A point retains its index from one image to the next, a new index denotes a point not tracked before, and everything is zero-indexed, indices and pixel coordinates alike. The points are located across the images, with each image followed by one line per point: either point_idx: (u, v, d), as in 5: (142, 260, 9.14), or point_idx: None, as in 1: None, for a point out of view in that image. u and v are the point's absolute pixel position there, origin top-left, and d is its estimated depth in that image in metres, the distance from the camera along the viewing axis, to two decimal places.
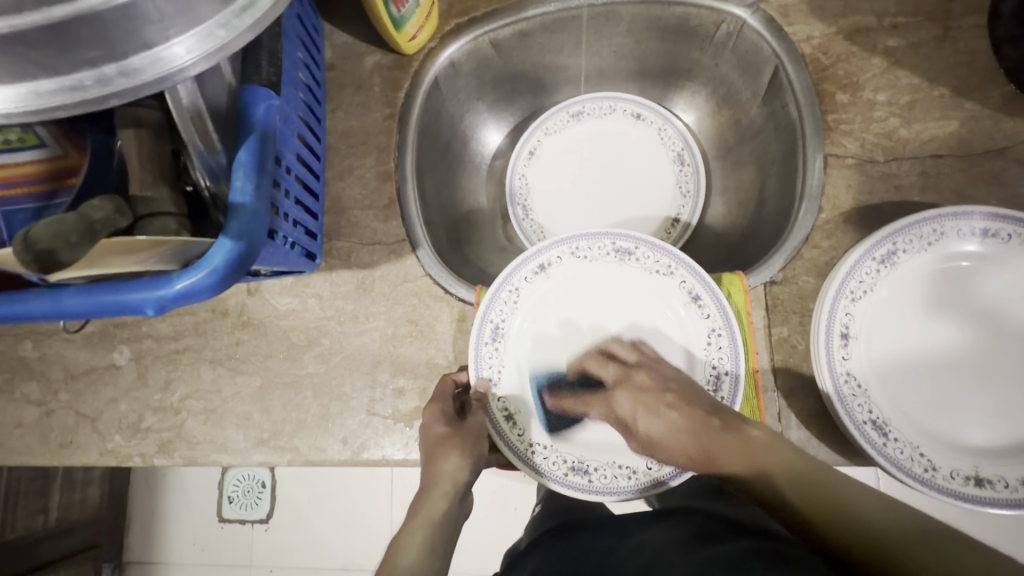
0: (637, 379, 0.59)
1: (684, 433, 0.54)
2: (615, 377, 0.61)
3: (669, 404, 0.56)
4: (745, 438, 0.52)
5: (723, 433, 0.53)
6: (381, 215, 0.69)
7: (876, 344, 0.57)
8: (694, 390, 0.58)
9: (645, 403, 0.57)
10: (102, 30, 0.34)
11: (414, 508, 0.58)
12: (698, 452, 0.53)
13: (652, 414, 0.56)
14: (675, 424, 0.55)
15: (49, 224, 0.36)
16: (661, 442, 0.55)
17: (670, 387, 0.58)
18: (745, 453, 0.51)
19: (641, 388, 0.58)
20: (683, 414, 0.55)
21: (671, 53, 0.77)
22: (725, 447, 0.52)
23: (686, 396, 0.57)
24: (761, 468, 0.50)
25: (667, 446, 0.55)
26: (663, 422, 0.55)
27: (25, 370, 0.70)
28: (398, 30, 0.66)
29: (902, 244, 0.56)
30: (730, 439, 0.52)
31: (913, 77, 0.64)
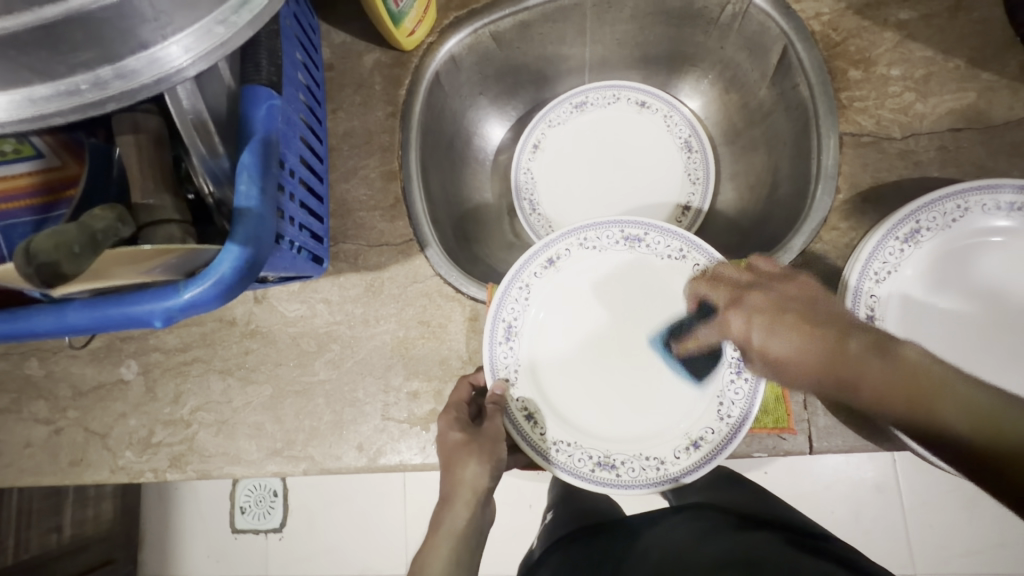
0: (752, 300, 0.48)
1: (814, 351, 0.43)
2: (730, 296, 0.51)
3: (792, 321, 0.44)
4: (900, 361, 0.40)
5: (868, 354, 0.41)
6: (387, 216, 0.68)
7: (904, 324, 0.55)
8: (830, 305, 0.46)
9: (764, 321, 0.46)
10: (96, 31, 0.33)
11: (435, 522, 0.57)
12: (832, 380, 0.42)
13: (771, 331, 0.45)
14: (800, 340, 0.43)
15: (49, 235, 0.34)
16: (789, 361, 0.44)
17: (797, 303, 0.46)
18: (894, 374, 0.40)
19: (759, 304, 0.47)
20: (813, 331, 0.43)
21: (675, 37, 0.76)
22: (873, 369, 0.40)
23: (812, 312, 0.45)
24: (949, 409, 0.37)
25: (796, 370, 0.44)
26: (790, 339, 0.44)
27: (32, 389, 0.69)
28: (395, 25, 0.65)
29: (926, 222, 0.54)
30: (875, 361, 0.41)
31: (927, 50, 0.62)
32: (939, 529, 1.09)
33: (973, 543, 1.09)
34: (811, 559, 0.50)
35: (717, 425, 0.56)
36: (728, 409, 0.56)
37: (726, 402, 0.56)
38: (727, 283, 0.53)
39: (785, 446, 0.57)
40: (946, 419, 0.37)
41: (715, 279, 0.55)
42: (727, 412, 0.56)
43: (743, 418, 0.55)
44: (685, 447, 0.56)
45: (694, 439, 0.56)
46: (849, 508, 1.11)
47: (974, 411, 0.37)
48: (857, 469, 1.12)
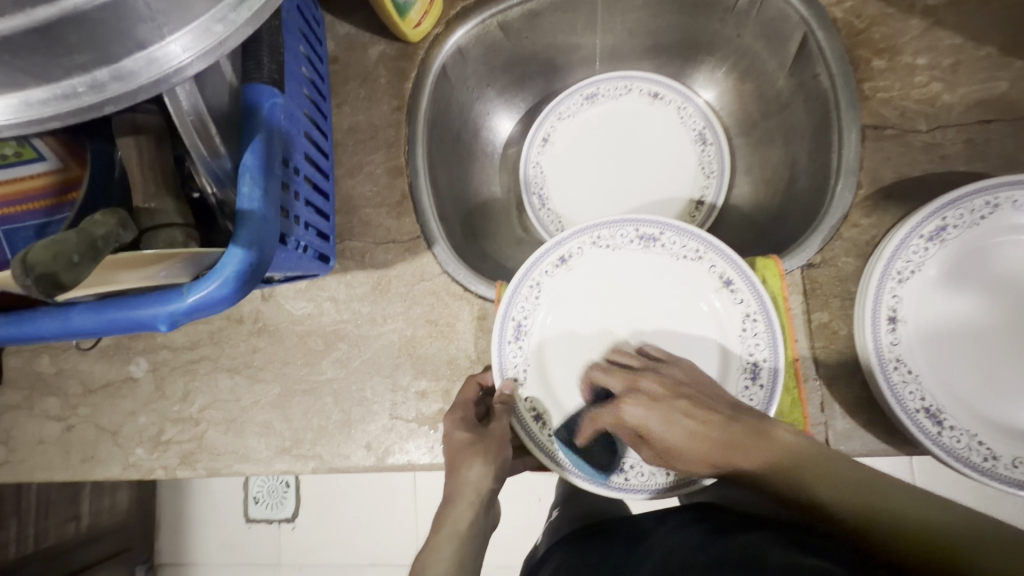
0: (646, 387, 0.52)
1: (703, 438, 0.48)
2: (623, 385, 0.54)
3: (684, 409, 0.50)
4: (774, 440, 0.47)
5: (754, 441, 0.48)
6: (394, 212, 0.67)
7: (927, 324, 0.53)
8: (709, 390, 0.53)
9: (659, 411, 0.50)
10: (91, 32, 0.31)
11: (439, 522, 0.56)
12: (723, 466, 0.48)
13: (667, 420, 0.49)
14: (690, 430, 0.49)
15: (45, 246, 0.32)
16: (682, 449, 0.49)
17: (683, 391, 0.52)
18: (776, 458, 0.47)
19: (653, 392, 0.52)
20: (703, 422, 0.49)
21: (689, 26, 0.73)
22: (758, 449, 0.47)
23: (699, 397, 0.51)
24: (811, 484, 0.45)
25: (685, 455, 0.49)
26: (681, 428, 0.49)
27: (44, 386, 0.69)
28: (401, 16, 0.63)
29: (953, 219, 0.52)
30: (755, 444, 0.47)
31: (956, 38, 0.59)
32: None
33: None
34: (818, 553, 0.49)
35: None
36: None
37: None
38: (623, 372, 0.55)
39: None
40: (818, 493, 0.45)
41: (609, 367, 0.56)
42: None
43: None
44: None
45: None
46: None
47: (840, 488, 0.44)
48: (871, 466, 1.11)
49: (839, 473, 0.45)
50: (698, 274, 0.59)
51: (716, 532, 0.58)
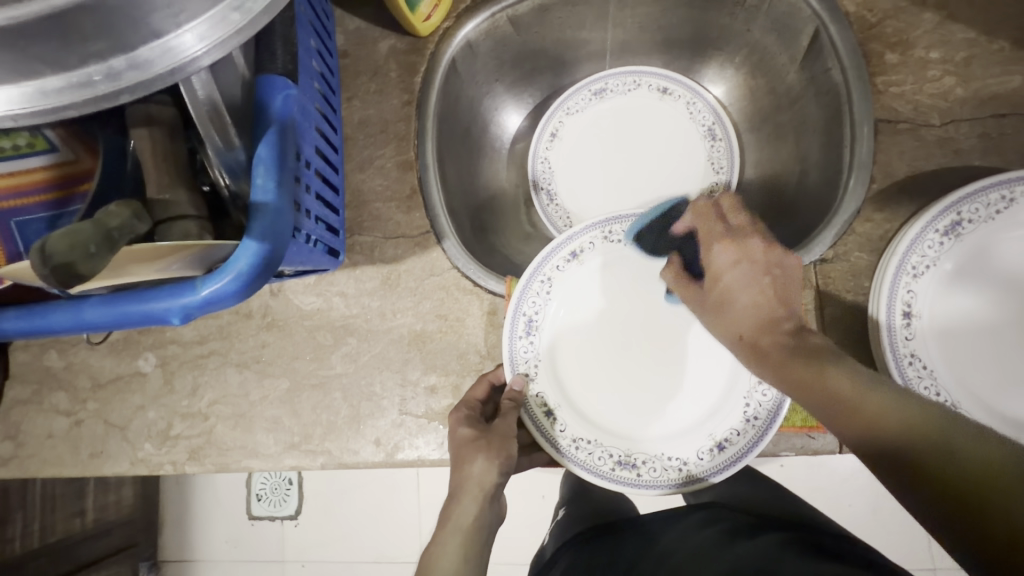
0: (750, 243, 0.50)
1: (756, 310, 0.48)
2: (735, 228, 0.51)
3: (764, 284, 0.48)
4: (806, 345, 0.45)
5: (793, 346, 0.45)
6: (404, 207, 0.67)
7: (943, 320, 0.53)
8: (797, 290, 0.49)
9: (744, 269, 0.49)
10: (108, 19, 0.31)
11: (445, 515, 0.56)
12: (748, 338, 0.48)
13: (739, 278, 0.49)
14: (752, 298, 0.49)
15: (62, 235, 0.33)
16: (732, 309, 0.49)
17: (775, 268, 0.49)
18: (800, 361, 0.44)
19: (752, 251, 0.50)
20: (768, 300, 0.48)
21: (699, 20, 0.73)
22: (783, 351, 0.46)
23: (783, 284, 0.48)
24: (849, 403, 0.41)
25: (731, 316, 0.49)
26: (747, 292, 0.49)
27: (52, 380, 0.69)
28: (410, 10, 0.63)
29: (968, 213, 0.52)
30: (787, 343, 0.46)
31: (969, 32, 0.59)
32: None
33: None
34: (831, 557, 0.49)
35: (742, 426, 0.55)
36: (755, 410, 0.55)
37: (752, 404, 0.55)
38: (734, 212, 0.53)
39: (814, 446, 0.55)
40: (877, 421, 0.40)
41: (717, 209, 0.54)
42: (753, 415, 0.54)
43: (772, 417, 0.53)
44: (709, 449, 0.55)
45: (719, 440, 0.55)
46: (867, 503, 1.09)
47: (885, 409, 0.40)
48: None
49: (876, 397, 0.41)
50: None
51: (727, 535, 0.59)
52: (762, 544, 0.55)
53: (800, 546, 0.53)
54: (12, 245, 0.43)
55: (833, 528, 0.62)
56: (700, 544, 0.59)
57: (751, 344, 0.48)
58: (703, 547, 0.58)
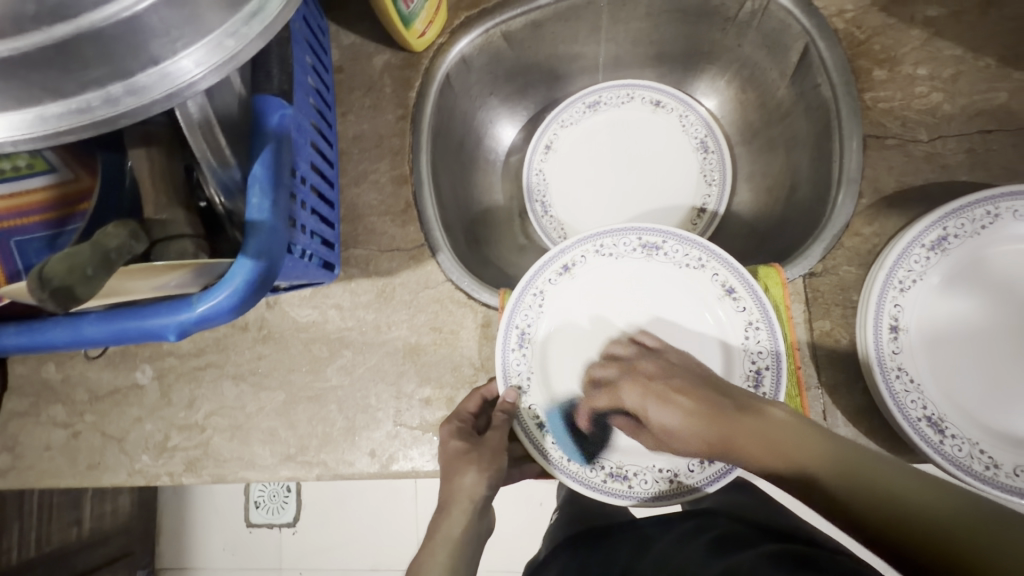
0: (642, 368, 0.55)
1: (702, 418, 0.49)
2: (617, 374, 0.57)
3: (675, 394, 0.51)
4: (763, 421, 0.47)
5: (743, 416, 0.48)
6: (399, 220, 0.67)
7: (928, 334, 0.53)
8: (706, 379, 0.53)
9: (653, 392, 0.52)
10: (106, 48, 0.32)
11: (434, 527, 0.57)
12: (716, 449, 0.48)
13: (659, 406, 0.51)
14: (686, 411, 0.50)
15: (61, 258, 0.33)
16: (678, 435, 0.50)
17: (678, 372, 0.54)
18: (766, 437, 0.46)
19: (646, 374, 0.55)
20: (698, 400, 0.50)
21: (691, 35, 0.74)
22: (746, 432, 0.47)
23: (688, 382, 0.52)
24: (810, 467, 0.44)
25: (679, 437, 0.50)
26: (673, 410, 0.50)
27: (50, 393, 0.69)
28: (406, 27, 0.64)
29: (954, 229, 0.53)
30: (744, 422, 0.48)
31: (956, 49, 0.60)
32: None
33: None
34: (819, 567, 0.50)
35: None
36: None
37: None
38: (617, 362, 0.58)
39: None
40: (820, 476, 0.43)
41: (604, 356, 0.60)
42: None
43: None
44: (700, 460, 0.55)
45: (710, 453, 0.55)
46: None
47: (844, 473, 0.43)
48: None
49: (819, 447, 0.44)
50: (704, 289, 0.59)
51: (718, 543, 0.60)
52: (750, 553, 0.55)
53: (785, 554, 0.54)
54: (12, 264, 0.43)
55: (818, 535, 0.63)
56: (690, 552, 0.60)
57: (724, 451, 0.48)
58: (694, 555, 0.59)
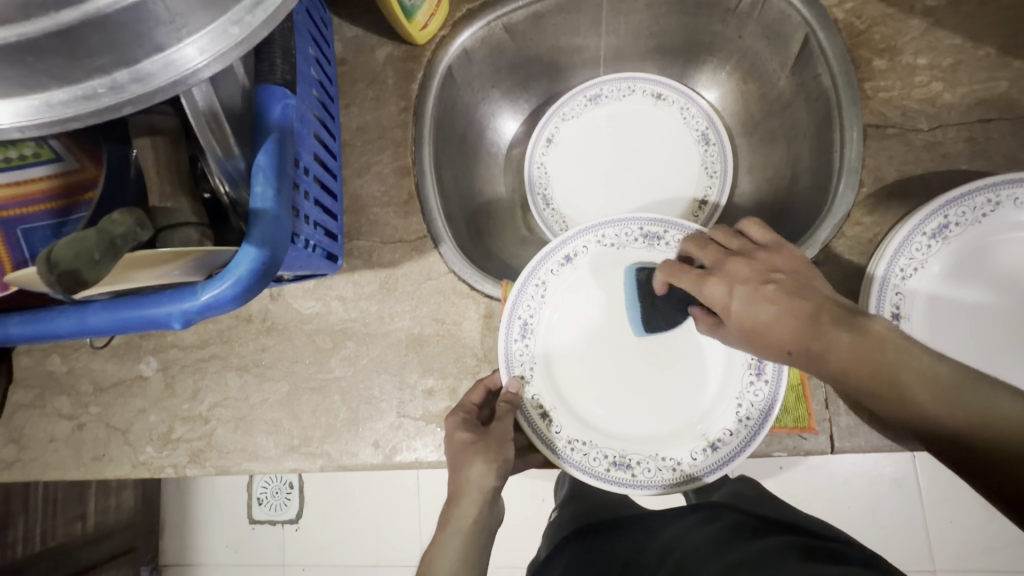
0: (732, 267, 0.49)
1: (794, 319, 0.43)
2: (712, 261, 0.51)
3: (769, 293, 0.45)
4: (867, 335, 0.41)
5: (840, 329, 0.42)
6: (401, 212, 0.68)
7: (929, 322, 0.54)
8: (808, 282, 0.46)
9: (740, 293, 0.47)
10: (113, 35, 0.32)
11: (444, 519, 0.57)
12: (796, 350, 0.43)
13: (749, 300, 0.46)
14: (779, 309, 0.44)
15: (69, 243, 0.33)
16: (762, 328, 0.45)
17: (772, 276, 0.47)
18: (861, 349, 0.40)
19: (736, 273, 0.48)
20: (787, 303, 0.44)
21: (692, 27, 0.74)
22: (840, 343, 0.41)
23: (793, 285, 0.46)
24: (906, 386, 0.38)
25: (765, 336, 0.45)
26: (764, 309, 0.45)
27: (55, 385, 0.70)
28: (408, 19, 0.64)
29: (955, 217, 0.53)
30: (844, 335, 0.41)
31: (956, 38, 0.60)
32: (958, 526, 1.09)
33: (992, 540, 1.07)
34: (828, 561, 0.50)
35: (735, 426, 0.55)
36: (747, 410, 0.55)
37: (744, 404, 0.56)
38: (716, 247, 0.52)
39: (806, 446, 0.56)
40: (915, 399, 0.38)
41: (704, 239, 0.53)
42: (745, 414, 0.55)
43: (764, 417, 0.54)
44: (702, 449, 0.56)
45: (712, 440, 0.56)
46: (866, 504, 1.11)
47: (935, 385, 0.38)
48: (875, 465, 1.11)
49: (925, 368, 0.39)
50: None
51: (725, 536, 0.60)
52: (759, 545, 0.55)
53: (798, 547, 0.54)
54: (18, 253, 0.43)
55: (828, 530, 0.63)
56: (700, 544, 0.60)
57: (805, 354, 0.43)
58: (703, 546, 0.59)
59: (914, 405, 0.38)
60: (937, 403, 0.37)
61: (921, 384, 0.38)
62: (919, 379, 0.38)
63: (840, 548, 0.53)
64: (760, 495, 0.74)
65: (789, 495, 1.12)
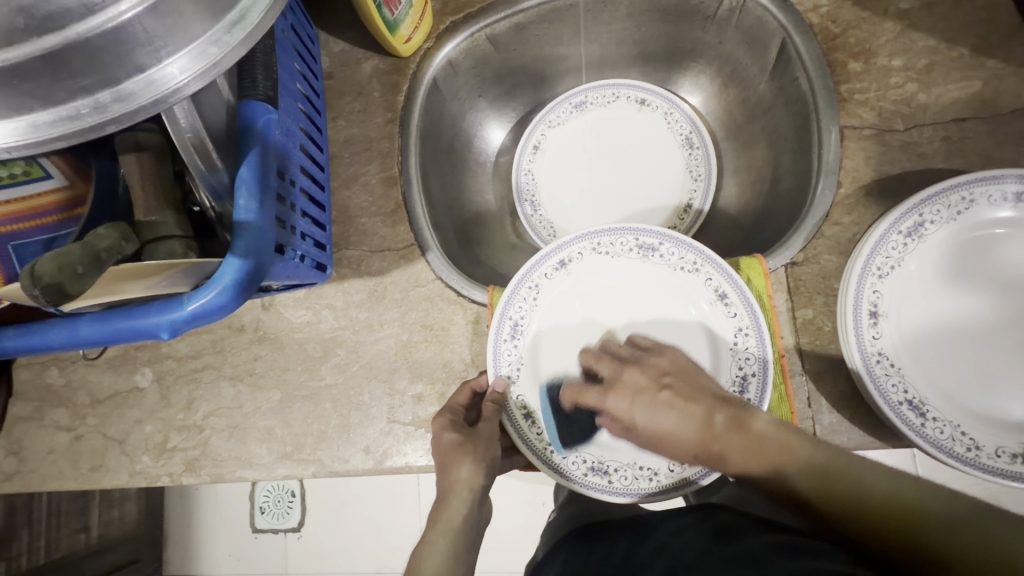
0: (631, 378, 0.55)
1: (690, 427, 0.51)
2: (609, 374, 0.57)
3: (666, 400, 0.52)
4: (751, 432, 0.49)
5: (732, 430, 0.49)
6: (389, 221, 0.69)
7: (907, 320, 0.54)
8: (697, 380, 0.54)
9: (641, 401, 0.53)
10: (95, 57, 0.34)
11: (435, 520, 0.58)
12: (703, 457, 0.50)
13: (651, 411, 0.52)
14: (674, 418, 0.51)
15: (52, 258, 0.35)
16: (668, 436, 0.51)
17: (664, 380, 0.54)
18: (750, 449, 0.48)
19: (635, 383, 0.55)
20: (682, 410, 0.52)
21: (673, 33, 0.76)
22: (732, 446, 0.49)
23: (680, 388, 0.53)
24: (799, 481, 0.45)
25: (670, 446, 0.51)
26: (666, 418, 0.52)
27: (53, 397, 0.71)
28: (392, 33, 0.65)
29: (929, 215, 0.53)
30: (736, 436, 0.49)
31: (929, 40, 0.61)
32: None
33: None
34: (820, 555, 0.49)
35: None
36: None
37: None
38: (612, 357, 0.58)
39: None
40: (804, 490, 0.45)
41: (602, 352, 0.59)
42: None
43: None
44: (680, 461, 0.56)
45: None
46: None
47: (815, 475, 0.45)
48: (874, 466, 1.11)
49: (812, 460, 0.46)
50: (705, 297, 0.59)
51: (716, 535, 0.59)
52: (751, 540, 0.55)
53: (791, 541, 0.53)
54: (10, 267, 0.44)
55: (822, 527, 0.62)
56: (692, 541, 0.59)
57: (707, 456, 0.50)
58: (696, 543, 0.59)
59: (840, 519, 0.42)
60: (814, 490, 0.45)
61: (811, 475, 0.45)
62: (808, 468, 0.45)
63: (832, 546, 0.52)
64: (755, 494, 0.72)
65: None
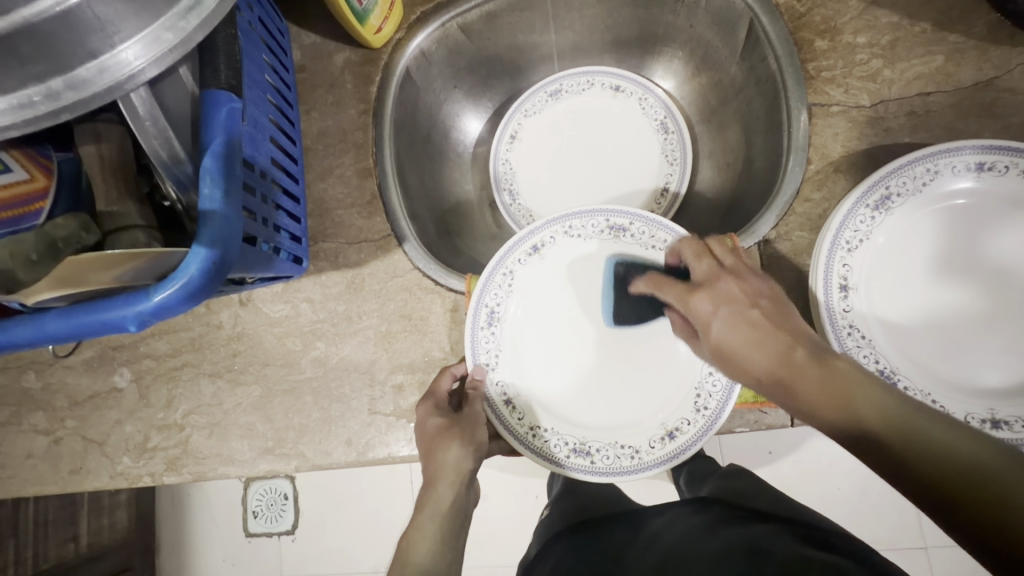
0: (725, 287, 0.52)
1: (765, 350, 0.46)
2: (704, 274, 0.54)
3: (753, 318, 0.48)
4: (831, 370, 0.42)
5: (814, 361, 0.44)
6: (365, 212, 0.69)
7: (877, 292, 0.55)
8: (789, 313, 0.49)
9: (725, 312, 0.50)
10: (45, 43, 0.33)
11: (422, 500, 0.58)
12: (768, 381, 0.46)
13: (730, 324, 0.49)
14: (754, 336, 0.47)
15: (9, 243, 0.39)
16: (736, 354, 0.48)
17: (760, 301, 0.50)
18: (825, 383, 0.42)
19: (727, 296, 0.51)
20: (767, 331, 0.47)
21: (644, 19, 0.76)
22: (806, 377, 0.43)
23: (772, 313, 0.49)
24: (859, 416, 0.39)
25: (738, 360, 0.48)
26: (743, 334, 0.48)
27: (30, 401, 0.70)
28: (361, 24, 0.65)
29: (896, 187, 0.54)
30: (812, 369, 0.43)
31: (893, 16, 0.62)
32: None
33: None
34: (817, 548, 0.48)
35: (693, 416, 0.56)
36: (705, 401, 0.56)
37: (703, 394, 0.57)
38: (711, 258, 0.55)
39: (768, 420, 0.57)
40: (871, 423, 0.38)
41: (703, 249, 0.56)
42: (703, 405, 0.56)
43: (720, 408, 0.55)
44: (660, 437, 0.57)
45: (670, 429, 0.57)
46: (856, 484, 1.11)
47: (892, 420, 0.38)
48: None
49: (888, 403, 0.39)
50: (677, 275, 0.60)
51: (709, 534, 0.56)
52: (744, 531, 0.54)
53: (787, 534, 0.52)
54: None
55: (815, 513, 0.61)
56: (683, 537, 0.58)
57: (775, 384, 0.45)
58: (685, 538, 0.58)
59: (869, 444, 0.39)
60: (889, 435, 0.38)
61: (881, 415, 0.38)
62: (880, 411, 0.39)
63: (830, 539, 0.50)
64: (751, 486, 0.70)
65: (780, 481, 1.12)
